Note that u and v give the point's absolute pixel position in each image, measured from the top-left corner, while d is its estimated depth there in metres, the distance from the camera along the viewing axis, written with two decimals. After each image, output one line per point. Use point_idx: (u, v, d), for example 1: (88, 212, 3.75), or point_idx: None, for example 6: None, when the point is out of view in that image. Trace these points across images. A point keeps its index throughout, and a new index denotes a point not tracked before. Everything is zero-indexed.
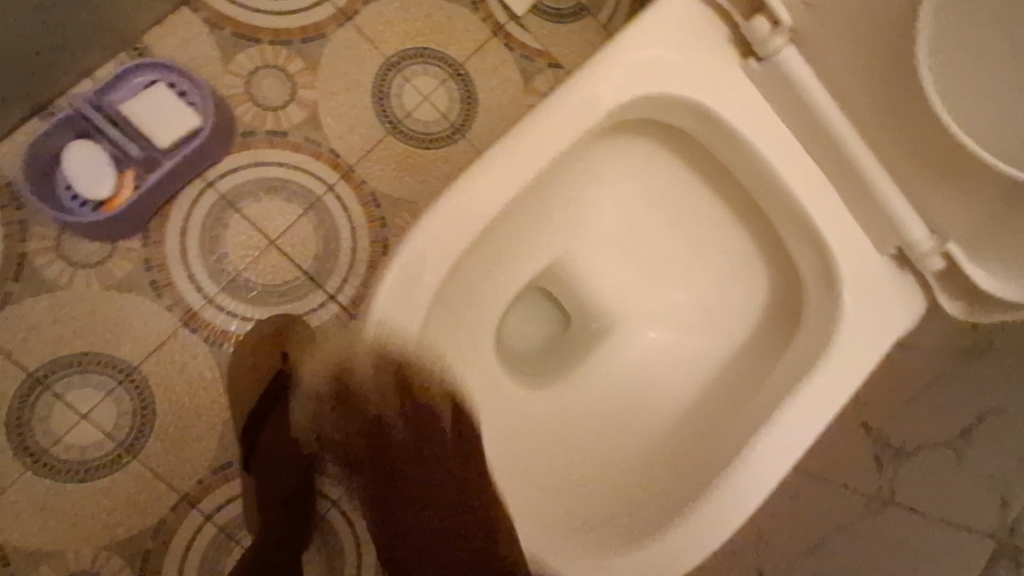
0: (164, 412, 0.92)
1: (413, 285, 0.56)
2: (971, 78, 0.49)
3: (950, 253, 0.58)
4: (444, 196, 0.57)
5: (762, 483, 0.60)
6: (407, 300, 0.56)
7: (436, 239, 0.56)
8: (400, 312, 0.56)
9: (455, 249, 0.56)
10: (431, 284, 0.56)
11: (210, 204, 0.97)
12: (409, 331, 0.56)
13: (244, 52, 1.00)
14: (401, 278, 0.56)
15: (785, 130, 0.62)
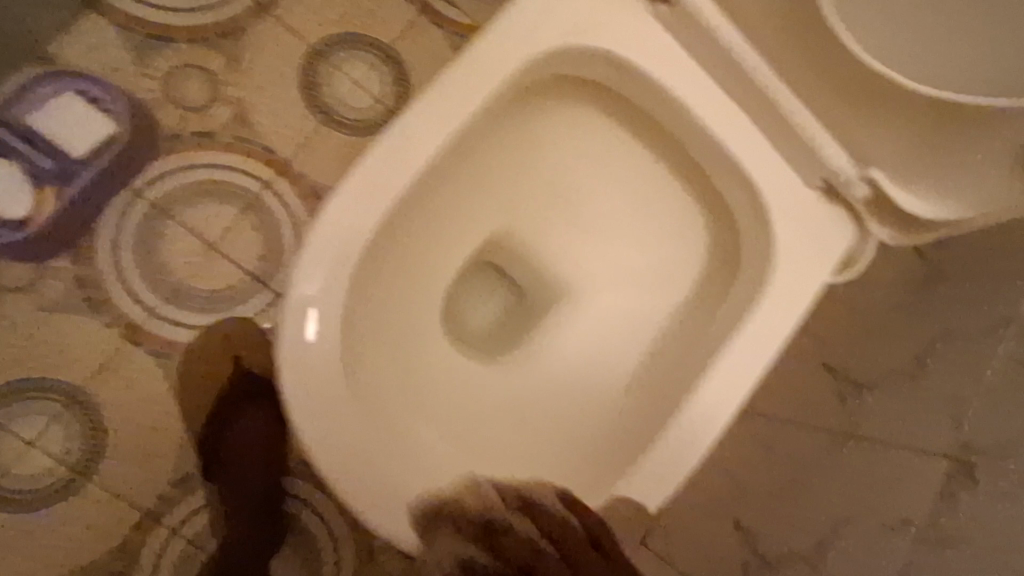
0: (117, 431, 0.89)
1: (333, 261, 0.55)
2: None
3: (874, 180, 0.58)
4: (358, 169, 0.56)
5: (706, 425, 0.60)
6: (332, 278, 0.55)
7: (352, 211, 0.56)
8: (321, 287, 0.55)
9: (372, 220, 0.56)
10: (350, 256, 0.56)
11: (141, 213, 0.93)
12: (330, 306, 0.55)
13: (159, 53, 0.96)
14: (316, 251, 0.55)
15: (700, 72, 0.62)
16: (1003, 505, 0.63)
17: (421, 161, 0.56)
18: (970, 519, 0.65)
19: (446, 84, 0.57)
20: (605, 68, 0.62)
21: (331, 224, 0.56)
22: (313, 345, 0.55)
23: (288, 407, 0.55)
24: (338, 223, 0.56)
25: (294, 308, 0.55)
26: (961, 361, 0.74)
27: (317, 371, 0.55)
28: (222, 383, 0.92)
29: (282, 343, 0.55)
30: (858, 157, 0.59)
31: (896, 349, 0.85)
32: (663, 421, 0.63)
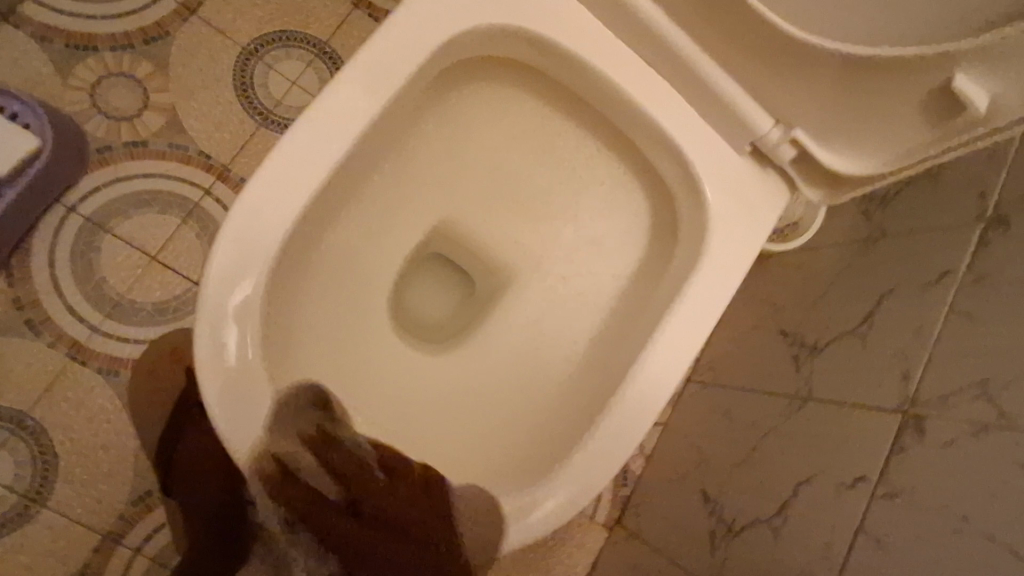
0: (68, 453, 0.87)
1: (252, 258, 0.54)
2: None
3: (796, 139, 0.58)
4: (271, 162, 0.55)
5: (652, 397, 0.59)
6: (250, 275, 0.54)
7: (268, 204, 0.54)
8: (235, 286, 0.53)
9: (289, 213, 0.54)
10: (268, 251, 0.54)
11: (77, 229, 0.91)
12: (251, 304, 0.53)
13: (83, 64, 0.93)
14: (231, 247, 0.53)
15: (620, 43, 0.61)
16: (948, 453, 0.63)
17: (339, 150, 0.56)
18: (919, 469, 0.66)
19: (358, 70, 0.56)
20: (524, 45, 0.62)
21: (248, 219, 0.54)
22: (236, 346, 0.53)
23: (211, 411, 0.52)
24: (254, 218, 0.54)
25: (212, 307, 0.53)
26: (907, 315, 0.75)
27: (241, 374, 0.53)
28: (174, 395, 0.89)
29: (198, 345, 0.52)
30: (780, 118, 0.59)
31: (845, 309, 0.86)
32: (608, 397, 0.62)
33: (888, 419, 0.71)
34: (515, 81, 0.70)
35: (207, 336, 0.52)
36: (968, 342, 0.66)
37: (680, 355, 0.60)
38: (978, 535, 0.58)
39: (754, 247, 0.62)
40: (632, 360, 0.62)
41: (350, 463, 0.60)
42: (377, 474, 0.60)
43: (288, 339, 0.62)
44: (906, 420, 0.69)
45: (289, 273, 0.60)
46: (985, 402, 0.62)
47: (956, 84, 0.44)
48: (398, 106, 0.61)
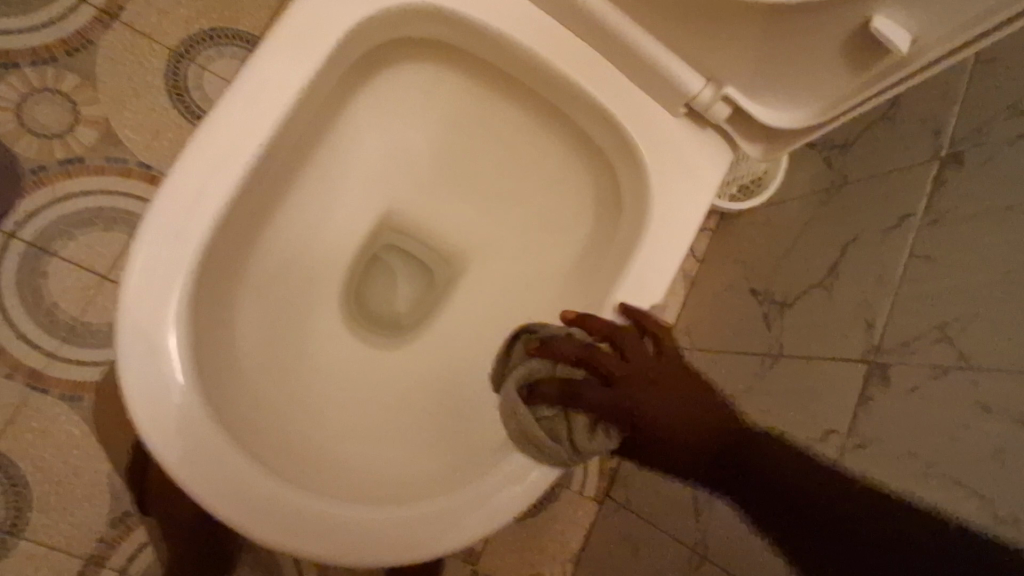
0: (40, 482, 0.86)
1: (173, 268, 0.52)
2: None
3: (728, 97, 0.57)
4: (184, 165, 0.52)
5: None
6: (170, 284, 0.52)
7: (182, 208, 0.52)
8: (153, 297, 0.51)
9: (207, 219, 0.52)
10: (188, 258, 0.52)
11: (20, 255, 0.88)
12: (173, 315, 0.51)
13: (5, 83, 0.90)
14: (148, 259, 0.51)
15: (539, 11, 0.58)
16: (911, 399, 0.62)
17: (252, 146, 0.53)
18: (885, 418, 0.64)
19: (267, 62, 0.54)
20: (440, 23, 0.59)
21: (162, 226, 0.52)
22: (157, 362, 0.51)
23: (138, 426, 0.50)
24: (168, 224, 0.52)
25: (133, 320, 0.51)
26: (870, 263, 0.74)
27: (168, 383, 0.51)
28: None
29: (123, 363, 0.51)
30: (711, 76, 0.57)
31: (809, 262, 0.85)
32: None
33: (854, 369, 0.70)
34: (441, 60, 0.67)
35: (130, 352, 0.50)
36: (926, 284, 0.65)
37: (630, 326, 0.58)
38: (943, 477, 0.57)
39: (699, 209, 0.60)
40: None
41: (578, 347, 0.56)
42: (613, 348, 0.57)
43: (230, 351, 0.60)
44: (871, 368, 0.68)
45: (215, 280, 0.58)
46: (945, 343, 0.61)
47: (877, 25, 0.45)
48: (315, 100, 0.59)
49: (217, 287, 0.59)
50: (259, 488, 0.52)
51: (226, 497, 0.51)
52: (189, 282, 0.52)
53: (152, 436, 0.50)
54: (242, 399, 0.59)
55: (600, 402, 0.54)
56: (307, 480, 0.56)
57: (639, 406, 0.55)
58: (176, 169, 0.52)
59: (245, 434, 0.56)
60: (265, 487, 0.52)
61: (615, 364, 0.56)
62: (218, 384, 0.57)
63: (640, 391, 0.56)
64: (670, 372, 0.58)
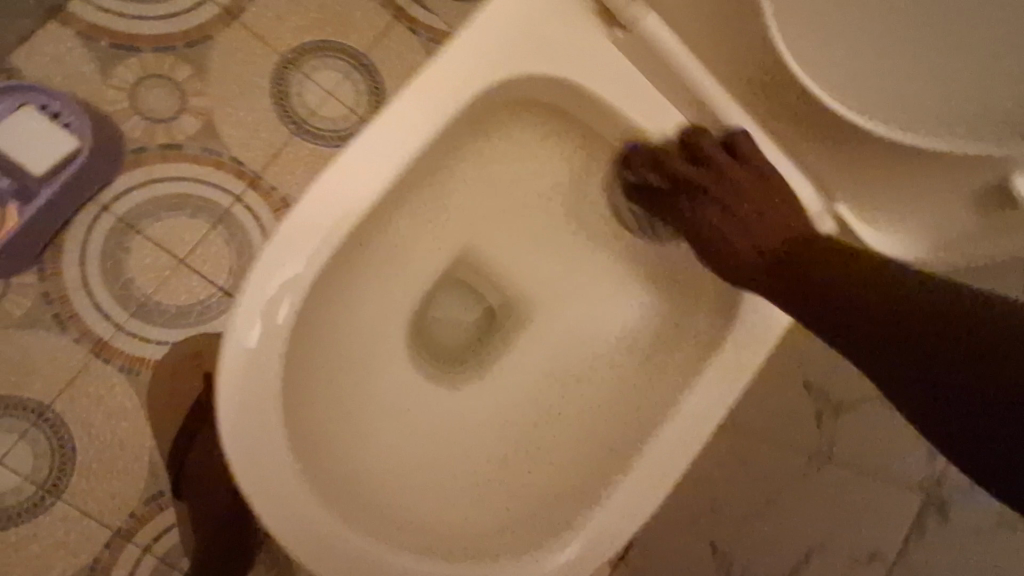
0: (85, 448, 0.88)
1: (284, 290, 0.53)
2: (822, 30, 0.48)
3: (838, 214, 0.59)
4: (311, 190, 0.54)
5: (677, 460, 0.59)
6: (277, 307, 0.53)
7: (305, 234, 0.53)
8: (265, 312, 0.52)
9: (325, 245, 0.54)
10: (298, 283, 0.53)
11: (108, 228, 0.92)
12: (278, 335, 0.53)
13: (125, 63, 0.94)
14: (269, 270, 0.53)
15: (663, 99, 0.61)
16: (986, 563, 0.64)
17: (378, 184, 0.55)
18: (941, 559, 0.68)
19: (406, 105, 0.55)
20: (569, 93, 0.61)
21: (281, 248, 0.53)
22: (257, 377, 0.52)
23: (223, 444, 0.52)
24: (287, 248, 0.53)
25: (232, 334, 0.52)
26: None
27: (259, 406, 0.52)
28: (190, 398, 0.92)
29: (225, 363, 0.52)
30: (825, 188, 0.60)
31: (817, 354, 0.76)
32: (622, 459, 0.62)
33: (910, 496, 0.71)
34: (556, 121, 0.69)
35: (236, 358, 0.52)
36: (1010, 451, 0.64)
37: (703, 423, 0.60)
38: None
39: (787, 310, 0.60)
40: (653, 420, 0.63)
41: (650, 155, 0.61)
42: (687, 158, 0.59)
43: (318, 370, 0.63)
44: (929, 504, 0.70)
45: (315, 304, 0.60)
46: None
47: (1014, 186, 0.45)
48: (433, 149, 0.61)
49: (321, 308, 0.61)
50: (320, 522, 0.52)
51: (292, 530, 0.52)
52: (299, 301, 0.54)
53: (234, 450, 0.51)
54: (313, 420, 0.60)
55: (670, 211, 0.62)
56: (367, 516, 0.58)
57: (705, 215, 0.59)
58: (303, 195, 0.53)
59: (313, 456, 0.57)
60: (323, 520, 0.53)
61: (686, 168, 0.59)
62: (294, 403, 0.58)
63: (709, 204, 0.58)
64: (750, 182, 0.57)
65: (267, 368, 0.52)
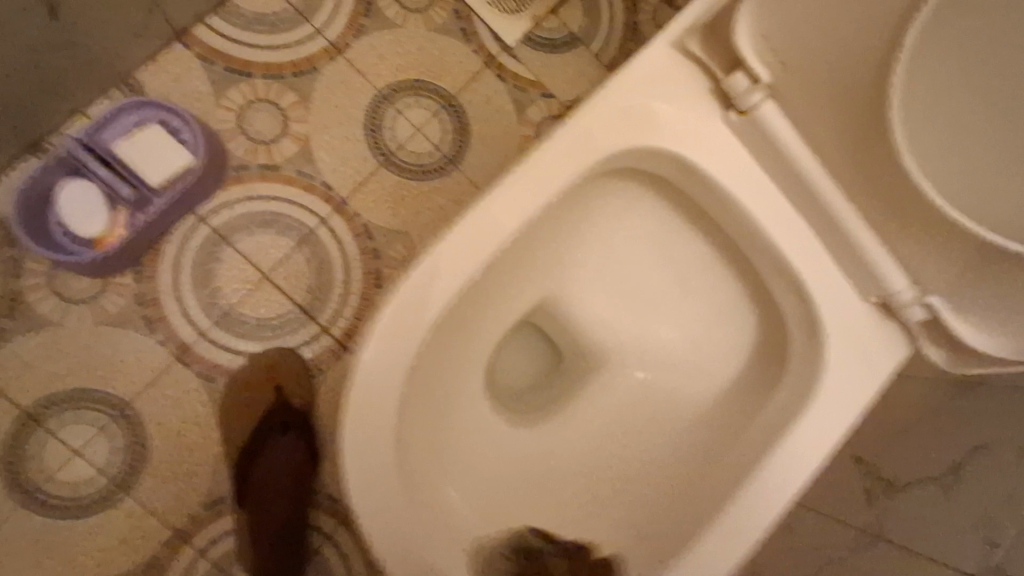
0: (158, 447, 0.92)
1: (407, 338, 0.57)
2: (939, 130, 0.49)
3: (932, 305, 0.58)
4: (438, 245, 0.58)
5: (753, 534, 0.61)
6: (398, 351, 0.57)
7: (428, 286, 0.58)
8: (388, 359, 0.57)
9: (445, 296, 0.58)
10: (417, 331, 0.57)
11: (203, 239, 0.97)
12: (399, 374, 0.57)
13: (237, 87, 1.00)
14: (393, 321, 0.57)
15: (768, 181, 0.64)
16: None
17: (496, 245, 0.59)
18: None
19: (528, 171, 0.60)
20: (678, 169, 0.65)
21: (406, 298, 0.58)
22: (378, 415, 0.56)
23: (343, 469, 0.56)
24: (413, 298, 0.57)
25: (358, 373, 0.56)
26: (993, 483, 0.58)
27: (374, 440, 0.56)
28: (262, 410, 0.95)
29: (352, 402, 0.56)
30: (918, 283, 0.59)
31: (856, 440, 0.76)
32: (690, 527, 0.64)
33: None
34: (656, 190, 0.72)
35: (359, 397, 0.56)
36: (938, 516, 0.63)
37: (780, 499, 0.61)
38: None
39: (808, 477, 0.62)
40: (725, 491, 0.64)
41: None
42: None
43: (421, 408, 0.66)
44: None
45: (431, 344, 0.63)
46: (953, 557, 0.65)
47: None
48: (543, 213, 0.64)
49: (432, 351, 0.65)
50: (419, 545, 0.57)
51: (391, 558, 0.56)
52: (419, 344, 0.58)
53: (356, 479, 0.56)
54: (414, 448, 0.63)
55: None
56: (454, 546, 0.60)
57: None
58: (429, 251, 0.58)
59: (417, 483, 0.61)
60: (424, 546, 0.57)
61: None
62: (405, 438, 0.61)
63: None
64: None
65: (388, 406, 0.57)
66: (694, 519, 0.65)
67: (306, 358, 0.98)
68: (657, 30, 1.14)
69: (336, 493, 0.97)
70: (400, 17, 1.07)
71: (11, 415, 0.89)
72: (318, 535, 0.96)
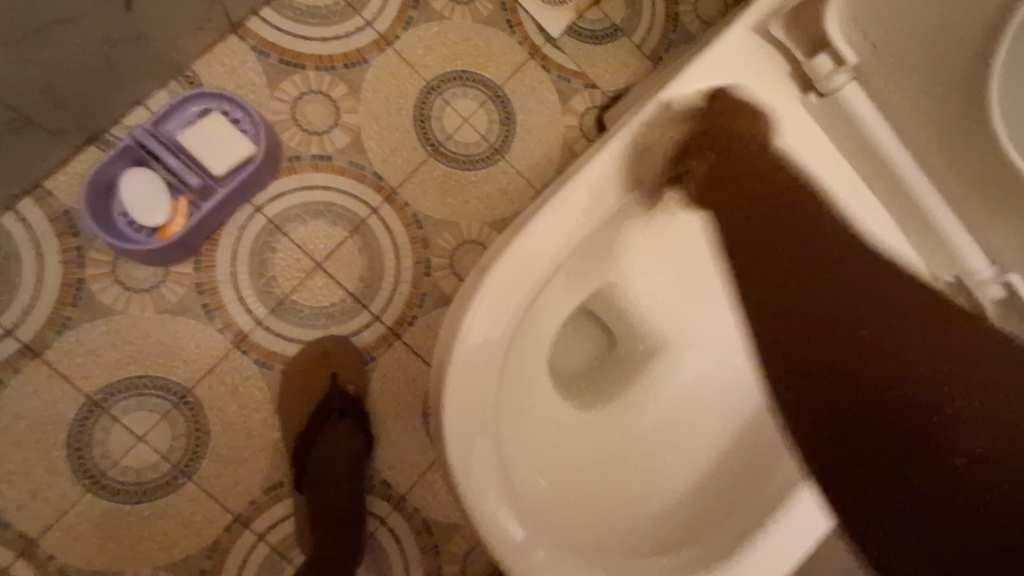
0: (218, 433, 0.93)
1: (500, 319, 0.59)
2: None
3: (1010, 283, 0.58)
4: (524, 229, 0.60)
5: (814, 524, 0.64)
6: (485, 331, 0.59)
7: (517, 270, 0.60)
8: (479, 344, 0.59)
9: (534, 279, 0.60)
10: (508, 313, 0.60)
11: (259, 228, 0.98)
12: (490, 352, 0.59)
13: (289, 78, 1.01)
14: (488, 303, 0.59)
15: (841, 160, 0.66)
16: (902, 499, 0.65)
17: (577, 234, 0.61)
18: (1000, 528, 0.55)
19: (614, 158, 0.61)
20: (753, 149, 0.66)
21: (498, 280, 0.59)
22: (476, 397, 0.59)
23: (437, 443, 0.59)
24: (505, 281, 0.59)
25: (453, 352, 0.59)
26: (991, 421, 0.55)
27: (471, 419, 0.59)
28: (320, 396, 0.96)
29: (452, 384, 0.59)
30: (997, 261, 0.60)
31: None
32: (757, 516, 0.66)
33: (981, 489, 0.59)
34: None
35: (456, 379, 0.59)
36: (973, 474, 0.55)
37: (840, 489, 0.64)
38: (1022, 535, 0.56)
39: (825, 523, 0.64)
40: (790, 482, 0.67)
41: None
42: None
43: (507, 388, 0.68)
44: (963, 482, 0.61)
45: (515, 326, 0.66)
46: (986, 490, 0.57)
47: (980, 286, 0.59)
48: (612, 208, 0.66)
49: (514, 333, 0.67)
50: (512, 530, 0.59)
51: (488, 532, 0.58)
52: (510, 323, 0.60)
53: (457, 457, 0.58)
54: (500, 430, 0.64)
55: None
56: (547, 523, 0.63)
57: None
58: (515, 238, 0.59)
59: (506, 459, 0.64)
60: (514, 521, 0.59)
61: None
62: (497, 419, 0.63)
63: None
64: None
65: (479, 382, 0.59)
66: (764, 507, 0.67)
67: (359, 346, 0.99)
68: (697, 20, 1.14)
69: (390, 480, 0.98)
70: (446, 8, 1.08)
71: (75, 401, 0.90)
72: (374, 520, 0.97)
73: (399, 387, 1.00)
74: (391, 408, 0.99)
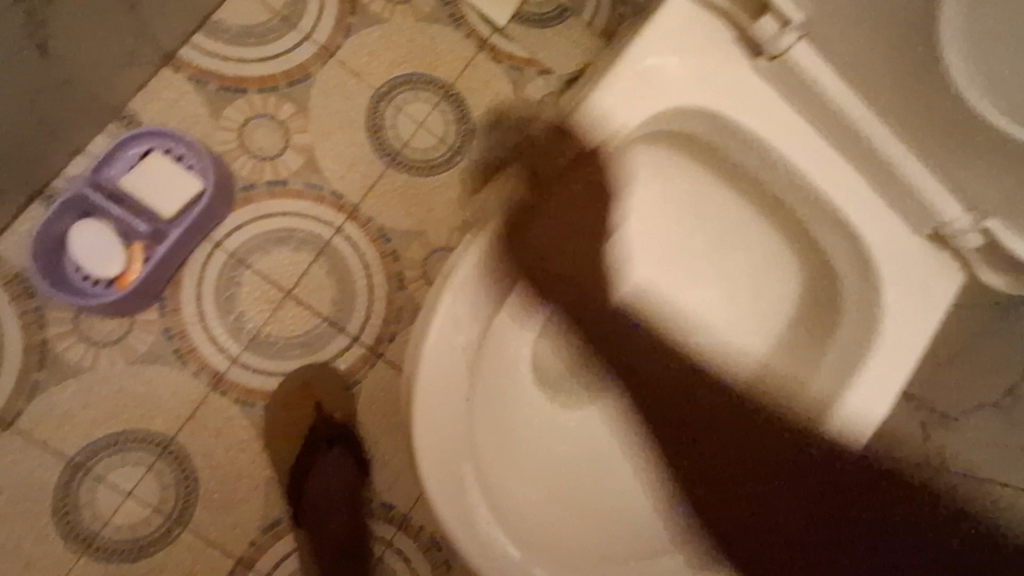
0: (207, 479, 0.91)
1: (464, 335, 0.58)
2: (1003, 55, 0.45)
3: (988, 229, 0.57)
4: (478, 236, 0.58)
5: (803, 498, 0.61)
6: (449, 349, 0.57)
7: (472, 284, 0.58)
8: (444, 360, 0.57)
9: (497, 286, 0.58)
10: (471, 329, 0.58)
11: (221, 263, 0.95)
12: (456, 371, 0.57)
13: (232, 104, 0.98)
14: (449, 319, 0.57)
15: (803, 125, 0.63)
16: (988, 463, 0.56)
17: None
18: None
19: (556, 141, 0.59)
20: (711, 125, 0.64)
21: (456, 292, 0.57)
22: (449, 420, 0.57)
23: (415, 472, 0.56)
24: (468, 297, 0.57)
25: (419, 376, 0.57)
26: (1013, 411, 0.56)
27: (446, 445, 0.57)
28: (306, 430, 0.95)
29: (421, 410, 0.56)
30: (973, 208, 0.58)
31: None
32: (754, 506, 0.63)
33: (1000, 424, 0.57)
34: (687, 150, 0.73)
35: (423, 405, 0.56)
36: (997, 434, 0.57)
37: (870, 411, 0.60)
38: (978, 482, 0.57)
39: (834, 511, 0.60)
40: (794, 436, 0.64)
41: None
42: None
43: (484, 404, 0.66)
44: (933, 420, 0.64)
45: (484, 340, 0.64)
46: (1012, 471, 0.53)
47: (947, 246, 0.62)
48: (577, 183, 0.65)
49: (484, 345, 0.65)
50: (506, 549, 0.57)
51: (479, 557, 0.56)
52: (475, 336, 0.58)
53: (436, 486, 0.55)
54: (482, 452, 0.62)
55: None
56: (541, 538, 0.61)
57: None
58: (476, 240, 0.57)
59: (488, 474, 0.61)
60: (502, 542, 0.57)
61: None
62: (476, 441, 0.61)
63: None
64: None
65: (450, 404, 0.57)
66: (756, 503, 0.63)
67: (342, 371, 0.96)
68: None
69: (389, 501, 0.96)
70: (386, 11, 1.04)
71: (57, 466, 0.88)
72: (380, 545, 0.95)
73: (387, 405, 0.97)
74: (383, 430, 0.96)
